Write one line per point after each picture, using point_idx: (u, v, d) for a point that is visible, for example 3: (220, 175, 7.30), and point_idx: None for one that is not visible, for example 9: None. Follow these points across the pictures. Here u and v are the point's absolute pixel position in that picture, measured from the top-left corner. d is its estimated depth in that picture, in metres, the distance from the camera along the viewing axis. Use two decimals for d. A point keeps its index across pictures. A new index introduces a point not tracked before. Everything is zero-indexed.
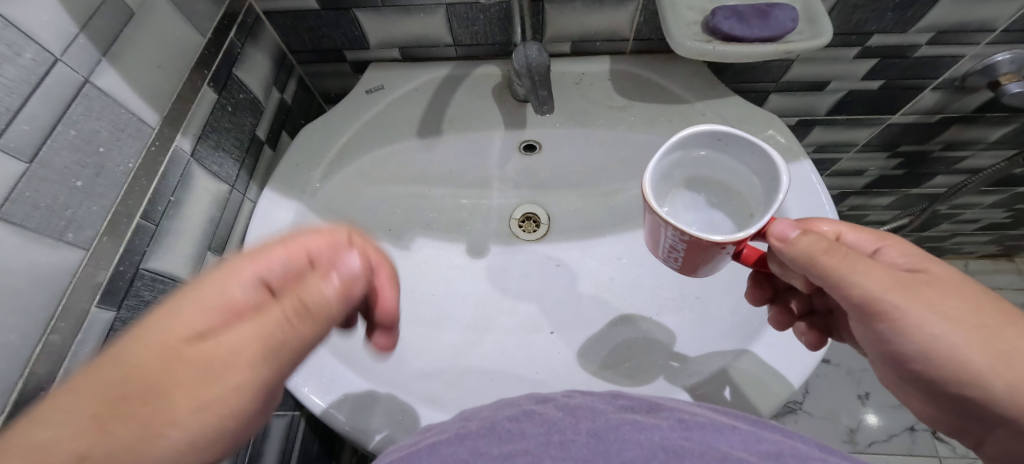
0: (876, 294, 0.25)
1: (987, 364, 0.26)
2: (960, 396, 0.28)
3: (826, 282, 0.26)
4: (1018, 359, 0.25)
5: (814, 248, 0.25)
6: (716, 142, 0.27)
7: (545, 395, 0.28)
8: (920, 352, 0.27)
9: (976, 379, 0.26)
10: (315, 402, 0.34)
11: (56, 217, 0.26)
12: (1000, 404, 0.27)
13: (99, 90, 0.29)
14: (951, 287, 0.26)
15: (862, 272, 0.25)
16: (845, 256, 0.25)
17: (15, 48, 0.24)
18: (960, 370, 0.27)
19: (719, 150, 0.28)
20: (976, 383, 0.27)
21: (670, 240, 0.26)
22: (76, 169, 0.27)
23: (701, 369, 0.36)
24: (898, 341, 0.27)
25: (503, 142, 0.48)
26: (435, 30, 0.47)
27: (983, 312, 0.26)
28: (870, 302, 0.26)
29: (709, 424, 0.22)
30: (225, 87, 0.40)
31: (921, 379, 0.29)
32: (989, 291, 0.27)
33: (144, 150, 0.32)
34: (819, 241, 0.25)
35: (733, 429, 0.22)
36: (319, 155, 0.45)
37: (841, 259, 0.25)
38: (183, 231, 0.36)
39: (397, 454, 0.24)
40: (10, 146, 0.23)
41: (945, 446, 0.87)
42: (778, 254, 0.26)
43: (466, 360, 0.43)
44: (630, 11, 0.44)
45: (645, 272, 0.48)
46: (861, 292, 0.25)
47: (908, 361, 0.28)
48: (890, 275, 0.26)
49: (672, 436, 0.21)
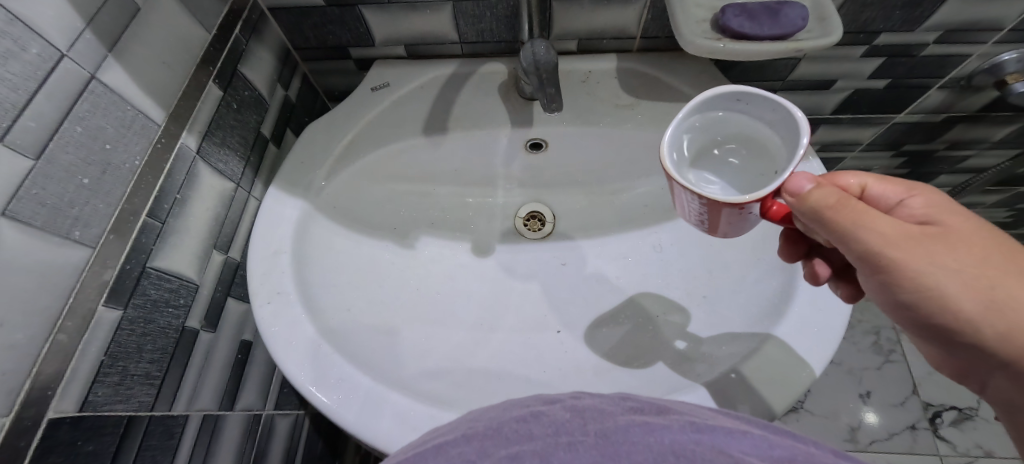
0: (878, 246, 0.25)
1: (980, 314, 0.25)
2: (954, 343, 0.28)
3: (831, 235, 0.25)
4: (1011, 306, 0.25)
5: (826, 202, 0.24)
6: (737, 103, 0.28)
7: (553, 396, 0.27)
8: (912, 303, 0.27)
9: (964, 325, 0.26)
10: (320, 397, 0.33)
11: (61, 215, 0.26)
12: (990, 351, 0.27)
13: (105, 87, 0.28)
14: (959, 238, 0.26)
15: (869, 223, 0.25)
16: (855, 208, 0.25)
17: (21, 43, 0.24)
18: (951, 319, 0.26)
19: (741, 111, 0.28)
20: (965, 330, 0.26)
21: (692, 204, 0.27)
22: (82, 167, 0.27)
23: (711, 368, 0.35)
24: (892, 292, 0.27)
25: (509, 141, 0.48)
26: (442, 28, 0.46)
27: (988, 262, 0.25)
28: (872, 254, 0.25)
29: (719, 427, 0.22)
30: (230, 84, 0.39)
31: (917, 329, 0.29)
32: (998, 236, 0.26)
33: (149, 147, 0.32)
34: (832, 194, 0.24)
35: (745, 433, 0.22)
36: (324, 153, 0.45)
37: (850, 211, 0.25)
38: (188, 229, 0.35)
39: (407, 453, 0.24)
40: (14, 142, 0.23)
41: (946, 445, 0.87)
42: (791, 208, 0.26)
43: (472, 359, 0.43)
44: (638, 8, 0.44)
45: (651, 271, 0.48)
46: (863, 242, 0.25)
47: (901, 311, 0.28)
48: (895, 225, 0.25)
49: (681, 439, 0.20)
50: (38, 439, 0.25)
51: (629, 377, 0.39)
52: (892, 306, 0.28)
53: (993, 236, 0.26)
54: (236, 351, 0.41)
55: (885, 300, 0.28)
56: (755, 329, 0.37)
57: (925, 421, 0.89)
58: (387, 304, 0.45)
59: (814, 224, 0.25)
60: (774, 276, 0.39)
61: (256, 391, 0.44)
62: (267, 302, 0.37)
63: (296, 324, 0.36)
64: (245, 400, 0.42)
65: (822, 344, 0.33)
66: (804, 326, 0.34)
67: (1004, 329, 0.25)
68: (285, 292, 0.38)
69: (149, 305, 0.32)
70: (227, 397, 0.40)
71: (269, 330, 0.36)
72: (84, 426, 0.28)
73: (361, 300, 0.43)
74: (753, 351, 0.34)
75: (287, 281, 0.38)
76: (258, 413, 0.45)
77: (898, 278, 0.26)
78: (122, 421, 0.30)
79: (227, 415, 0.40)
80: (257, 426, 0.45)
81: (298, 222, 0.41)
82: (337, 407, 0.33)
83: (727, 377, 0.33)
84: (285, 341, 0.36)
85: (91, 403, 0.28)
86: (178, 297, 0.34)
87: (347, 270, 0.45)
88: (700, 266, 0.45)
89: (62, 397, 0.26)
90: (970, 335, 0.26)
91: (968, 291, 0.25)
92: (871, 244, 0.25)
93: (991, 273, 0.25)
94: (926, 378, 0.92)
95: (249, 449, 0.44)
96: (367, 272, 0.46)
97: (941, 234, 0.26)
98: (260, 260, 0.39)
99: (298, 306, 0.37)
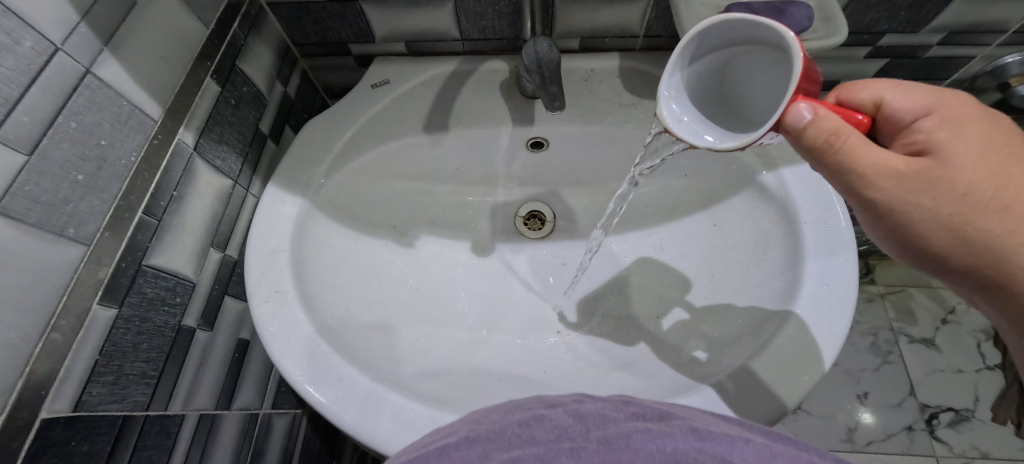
0: (860, 181, 0.24)
1: (950, 250, 0.25)
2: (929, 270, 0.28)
3: (815, 165, 0.25)
4: (984, 243, 0.24)
5: (815, 137, 0.23)
6: (729, 29, 0.25)
7: (554, 399, 0.27)
8: (890, 234, 0.27)
9: (936, 256, 0.26)
10: (314, 395, 0.33)
11: (56, 212, 0.25)
12: (959, 280, 0.27)
13: (101, 82, 0.28)
14: (959, 170, 0.24)
15: (857, 156, 0.24)
16: (845, 140, 0.24)
17: (14, 36, 0.23)
18: (926, 250, 0.26)
19: (739, 33, 0.26)
20: (937, 260, 0.27)
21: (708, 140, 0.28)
22: (77, 162, 0.26)
23: (715, 370, 0.35)
24: (869, 221, 0.27)
25: (510, 140, 0.47)
26: (443, 25, 0.46)
27: (979, 199, 0.24)
28: (852, 187, 0.25)
29: (724, 435, 0.22)
30: (229, 80, 0.39)
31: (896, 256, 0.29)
32: (1001, 169, 0.24)
33: (146, 143, 0.31)
34: (826, 123, 0.23)
35: (748, 442, 0.21)
36: (323, 151, 0.45)
37: (838, 145, 0.24)
38: (186, 226, 0.35)
39: (409, 455, 0.24)
40: (8, 139, 0.23)
41: (943, 446, 0.88)
42: (789, 137, 0.24)
43: (471, 360, 0.43)
44: (641, 7, 0.43)
45: (653, 272, 0.48)
46: (844, 177, 0.24)
47: (882, 239, 0.28)
48: (882, 154, 0.24)
49: (684, 448, 0.20)
50: (31, 439, 0.25)
51: (629, 378, 0.39)
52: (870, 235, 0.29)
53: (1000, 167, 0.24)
54: (234, 350, 0.41)
55: (862, 227, 0.29)
56: (757, 330, 0.36)
57: (922, 422, 0.89)
58: (386, 303, 0.45)
59: (801, 154, 0.25)
60: (776, 278, 0.39)
61: (253, 391, 0.44)
62: (264, 301, 0.37)
63: (293, 322, 0.36)
64: (242, 400, 0.42)
65: (826, 344, 0.33)
66: (804, 328, 0.34)
67: (971, 263, 0.25)
68: (283, 291, 0.37)
69: (144, 303, 0.31)
70: (224, 395, 0.40)
71: (268, 329, 0.36)
72: (79, 426, 0.27)
73: (360, 299, 0.43)
74: (755, 353, 0.34)
75: (286, 278, 0.38)
76: (255, 412, 0.44)
77: (877, 212, 0.26)
78: (117, 421, 0.30)
79: (224, 415, 0.40)
80: (253, 425, 0.44)
81: (297, 220, 0.41)
82: (334, 407, 0.33)
83: (728, 379, 0.33)
84: (282, 340, 0.35)
85: (85, 404, 0.27)
86: (175, 296, 0.34)
87: (346, 269, 0.44)
88: (701, 267, 0.46)
89: (55, 396, 0.26)
90: (939, 264, 0.27)
91: (942, 229, 0.25)
92: (852, 179, 0.24)
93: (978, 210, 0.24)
94: (923, 379, 0.93)
95: (247, 447, 0.43)
96: (366, 271, 0.45)
97: (940, 166, 0.24)
98: (258, 259, 0.39)
99: (297, 305, 0.37)
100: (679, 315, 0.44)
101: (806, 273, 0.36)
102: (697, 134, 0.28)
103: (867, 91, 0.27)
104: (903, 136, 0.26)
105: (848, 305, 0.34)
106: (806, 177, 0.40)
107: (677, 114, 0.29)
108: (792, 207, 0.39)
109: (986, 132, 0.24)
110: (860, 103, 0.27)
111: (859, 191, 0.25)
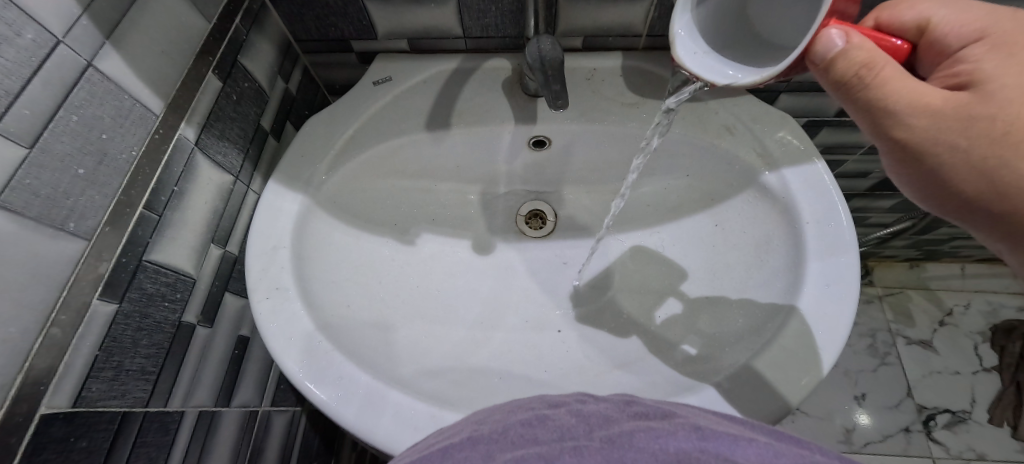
0: (889, 116, 0.24)
1: (979, 197, 0.25)
2: (958, 217, 0.27)
3: (843, 98, 0.25)
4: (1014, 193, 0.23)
5: (846, 67, 0.23)
6: None
7: (556, 400, 0.27)
8: (915, 175, 0.26)
9: (964, 200, 0.25)
10: (316, 394, 0.33)
11: (57, 206, 0.25)
12: (989, 230, 0.26)
13: (102, 75, 0.28)
14: (1003, 106, 0.22)
15: (890, 88, 0.23)
16: (881, 68, 0.23)
17: (16, 28, 0.23)
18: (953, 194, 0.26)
19: None
20: (964, 205, 0.26)
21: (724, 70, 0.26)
22: (78, 156, 0.26)
23: (718, 370, 0.35)
24: (896, 162, 0.27)
25: (512, 137, 0.47)
26: (446, 22, 0.46)
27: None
28: (880, 122, 0.25)
29: (728, 435, 0.22)
30: (230, 75, 0.39)
31: (924, 202, 0.28)
32: None
33: (147, 137, 0.31)
34: (860, 52, 0.23)
35: (752, 441, 0.21)
36: (324, 148, 0.44)
37: (872, 75, 0.23)
38: (187, 222, 0.35)
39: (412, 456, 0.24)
40: (8, 131, 0.22)
41: (940, 447, 0.88)
42: (818, 69, 0.24)
43: (471, 358, 0.43)
44: (645, 6, 0.43)
45: (654, 272, 0.48)
46: (872, 111, 0.24)
47: (908, 182, 0.28)
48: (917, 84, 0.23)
49: (687, 447, 0.20)
50: (30, 435, 0.24)
51: (631, 377, 0.39)
52: (895, 179, 0.28)
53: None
54: (233, 347, 0.41)
55: (888, 170, 0.28)
56: (759, 330, 0.36)
57: (919, 423, 0.90)
58: (387, 301, 0.44)
59: (830, 86, 0.24)
60: (778, 278, 0.39)
61: (252, 388, 0.43)
62: (265, 298, 0.37)
63: (294, 319, 0.36)
64: (241, 396, 0.42)
65: (825, 346, 0.33)
66: (806, 330, 0.34)
67: (1001, 211, 0.24)
68: (284, 287, 0.37)
69: (145, 299, 0.31)
70: (224, 392, 0.40)
71: (268, 326, 0.35)
72: (78, 422, 0.27)
73: (361, 297, 0.43)
74: (757, 352, 0.34)
75: (287, 275, 0.38)
76: (255, 409, 0.44)
77: (902, 150, 0.25)
78: (116, 417, 0.29)
79: (224, 412, 0.40)
80: (253, 422, 0.44)
81: (297, 217, 0.41)
82: (336, 404, 0.33)
83: (730, 379, 0.33)
84: (284, 337, 0.35)
85: (85, 399, 0.27)
86: (175, 292, 0.34)
87: (347, 267, 0.44)
88: (703, 268, 0.45)
89: (55, 392, 0.26)
90: (965, 210, 0.26)
91: (973, 173, 0.24)
92: (881, 114, 0.24)
93: (1018, 153, 0.22)
94: (920, 380, 0.93)
95: (247, 445, 0.43)
96: (367, 269, 0.45)
97: (982, 101, 0.23)
98: (258, 256, 0.38)
99: (297, 302, 0.37)
100: (674, 306, 0.45)
101: (809, 273, 0.36)
102: (713, 70, 0.26)
103: (912, 12, 0.26)
104: (946, 66, 0.25)
105: (849, 306, 0.34)
106: (807, 177, 0.40)
107: (690, 46, 0.27)
108: (795, 207, 0.39)
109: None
110: (903, 26, 0.26)
111: (887, 126, 0.25)
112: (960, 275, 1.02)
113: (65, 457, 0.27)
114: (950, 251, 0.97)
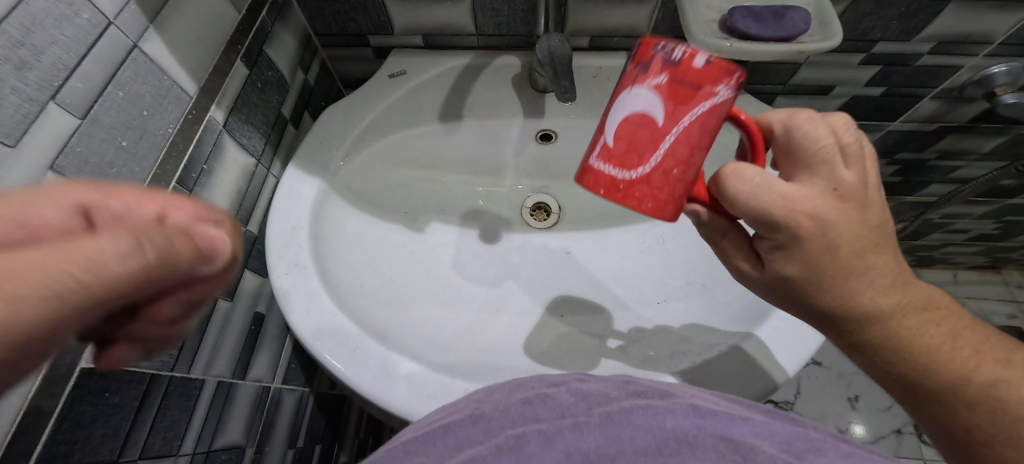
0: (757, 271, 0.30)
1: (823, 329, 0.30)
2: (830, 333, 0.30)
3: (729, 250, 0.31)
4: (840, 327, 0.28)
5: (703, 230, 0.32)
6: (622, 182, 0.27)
7: (556, 379, 0.29)
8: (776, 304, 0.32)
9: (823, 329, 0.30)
10: (334, 365, 0.35)
11: (102, 175, 0.27)
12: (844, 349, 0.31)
13: (146, 56, 0.30)
14: (814, 287, 0.27)
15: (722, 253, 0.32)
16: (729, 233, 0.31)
17: (74, 8, 0.25)
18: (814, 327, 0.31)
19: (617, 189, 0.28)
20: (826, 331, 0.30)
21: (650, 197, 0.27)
22: (122, 129, 0.28)
23: (710, 349, 0.37)
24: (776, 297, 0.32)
25: (520, 130, 0.50)
26: (460, 19, 0.48)
27: (829, 313, 0.28)
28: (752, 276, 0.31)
29: (723, 413, 0.23)
30: (256, 64, 0.41)
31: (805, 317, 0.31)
32: (843, 293, 0.27)
33: (182, 117, 0.33)
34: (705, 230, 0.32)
35: (747, 420, 0.23)
36: (342, 135, 0.46)
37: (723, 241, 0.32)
38: (213, 199, 0.36)
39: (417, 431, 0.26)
40: (64, 101, 0.24)
41: (931, 449, 0.90)
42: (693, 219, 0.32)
43: (479, 339, 0.44)
44: (649, 8, 0.46)
45: (652, 262, 0.50)
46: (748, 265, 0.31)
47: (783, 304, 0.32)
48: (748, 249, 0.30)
49: (684, 425, 0.22)
50: (72, 386, 0.26)
51: (632, 358, 0.41)
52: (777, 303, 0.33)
53: (841, 290, 0.26)
54: (250, 323, 0.42)
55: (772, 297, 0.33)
56: (751, 314, 0.39)
57: (911, 426, 0.91)
58: (397, 284, 0.46)
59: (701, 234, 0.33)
60: None
61: (266, 364, 0.45)
62: (286, 273, 0.38)
63: (313, 294, 0.38)
64: (256, 372, 0.44)
65: (811, 328, 0.35)
66: (795, 315, 0.36)
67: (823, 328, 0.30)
68: (302, 265, 0.39)
69: None
70: (239, 366, 0.41)
71: (288, 299, 0.37)
72: (113, 379, 0.29)
73: (373, 278, 0.45)
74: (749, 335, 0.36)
75: (305, 254, 0.39)
76: (268, 385, 0.46)
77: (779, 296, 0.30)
78: (146, 378, 0.31)
79: (240, 385, 0.41)
80: (266, 398, 0.46)
81: (316, 199, 0.43)
82: (352, 375, 0.34)
83: (721, 359, 0.35)
84: (302, 311, 0.37)
85: None
86: None
87: (360, 250, 0.46)
88: (701, 259, 0.47)
89: None
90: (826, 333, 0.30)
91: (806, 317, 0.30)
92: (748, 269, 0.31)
93: (813, 312, 0.29)
94: None
95: (259, 420, 0.45)
96: (379, 253, 0.47)
97: (804, 285, 0.27)
98: (280, 234, 0.40)
99: (315, 279, 0.38)
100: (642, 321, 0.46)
101: None
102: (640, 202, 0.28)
103: (740, 204, 0.25)
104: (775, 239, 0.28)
105: None
106: None
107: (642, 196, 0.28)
108: None
109: (836, 259, 0.25)
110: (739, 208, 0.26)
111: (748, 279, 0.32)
112: (952, 283, 1.04)
113: (100, 412, 0.28)
114: (942, 257, 0.99)
